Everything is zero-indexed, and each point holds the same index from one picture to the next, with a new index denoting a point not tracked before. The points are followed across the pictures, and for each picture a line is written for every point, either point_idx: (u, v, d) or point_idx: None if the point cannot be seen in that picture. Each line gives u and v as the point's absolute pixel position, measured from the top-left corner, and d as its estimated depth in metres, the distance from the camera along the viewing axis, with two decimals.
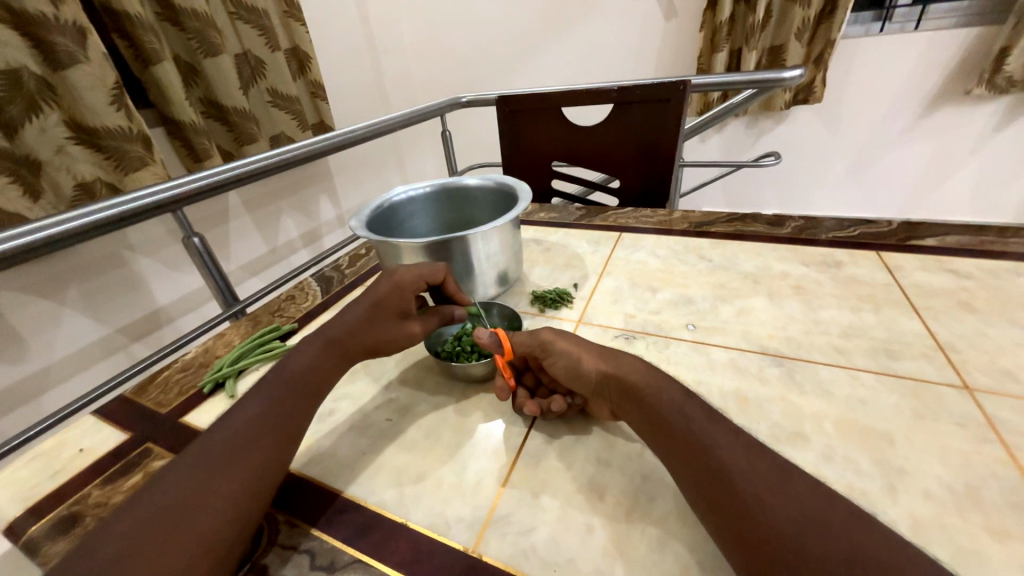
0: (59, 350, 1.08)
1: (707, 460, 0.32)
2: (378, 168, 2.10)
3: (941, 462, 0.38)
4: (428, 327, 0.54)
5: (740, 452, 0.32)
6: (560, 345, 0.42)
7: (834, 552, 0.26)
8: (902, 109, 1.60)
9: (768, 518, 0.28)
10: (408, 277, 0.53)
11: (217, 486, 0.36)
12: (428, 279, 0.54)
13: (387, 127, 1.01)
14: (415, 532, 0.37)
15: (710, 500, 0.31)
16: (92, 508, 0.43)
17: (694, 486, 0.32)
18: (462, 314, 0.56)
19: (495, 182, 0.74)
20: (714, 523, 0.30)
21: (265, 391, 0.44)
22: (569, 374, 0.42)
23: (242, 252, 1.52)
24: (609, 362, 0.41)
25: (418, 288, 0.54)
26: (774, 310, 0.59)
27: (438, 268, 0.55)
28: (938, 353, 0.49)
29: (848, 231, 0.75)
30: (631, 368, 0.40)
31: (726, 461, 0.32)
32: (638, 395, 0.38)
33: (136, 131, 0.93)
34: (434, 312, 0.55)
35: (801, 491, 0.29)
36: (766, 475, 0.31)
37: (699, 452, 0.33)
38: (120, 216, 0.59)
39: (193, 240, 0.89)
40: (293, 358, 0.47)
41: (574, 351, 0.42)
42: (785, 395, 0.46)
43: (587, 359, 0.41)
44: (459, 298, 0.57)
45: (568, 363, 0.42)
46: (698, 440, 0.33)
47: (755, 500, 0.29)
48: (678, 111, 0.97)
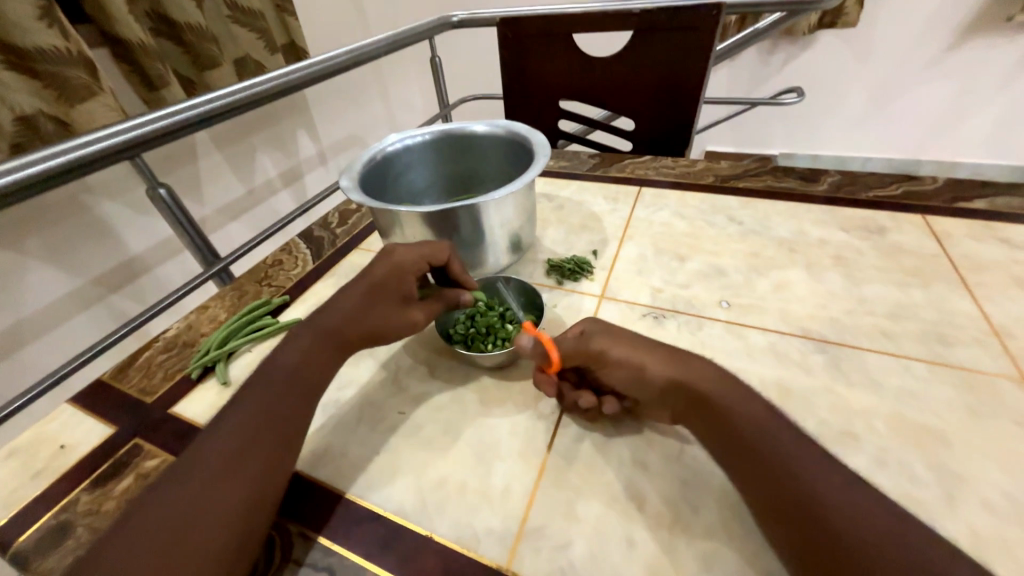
0: (31, 303, 1.00)
1: (781, 474, 0.30)
2: (358, 99, 1.89)
3: (1000, 466, 0.36)
4: (432, 314, 0.48)
5: (815, 467, 0.30)
6: (617, 353, 0.38)
7: None
8: (937, 36, 1.45)
9: (866, 557, 0.26)
10: (407, 258, 0.46)
11: (209, 509, 0.32)
12: (430, 260, 0.48)
13: (373, 54, 0.87)
14: (442, 546, 0.35)
15: (790, 526, 0.28)
16: (82, 517, 0.39)
17: (762, 500, 0.30)
18: (469, 299, 0.50)
19: (505, 129, 0.64)
20: (795, 556, 0.28)
21: (255, 391, 0.38)
22: (631, 382, 0.38)
23: (216, 196, 1.39)
24: (679, 368, 0.37)
25: (420, 271, 0.48)
26: (813, 284, 0.55)
27: (442, 246, 0.49)
28: (992, 339, 0.46)
29: (890, 189, 0.69)
30: (703, 376, 0.36)
31: (803, 476, 0.30)
32: (708, 404, 0.35)
33: (75, 52, 0.78)
34: (438, 297, 0.49)
35: (899, 528, 0.27)
36: (858, 508, 0.28)
37: (773, 467, 0.31)
38: (68, 167, 0.49)
39: (158, 191, 0.79)
40: (282, 351, 0.41)
41: (636, 358, 0.38)
42: (831, 386, 0.43)
43: (652, 365, 0.37)
44: (464, 281, 0.51)
45: (629, 373, 0.38)
46: (771, 452, 0.31)
47: (847, 534, 0.27)
48: (708, 39, 0.84)
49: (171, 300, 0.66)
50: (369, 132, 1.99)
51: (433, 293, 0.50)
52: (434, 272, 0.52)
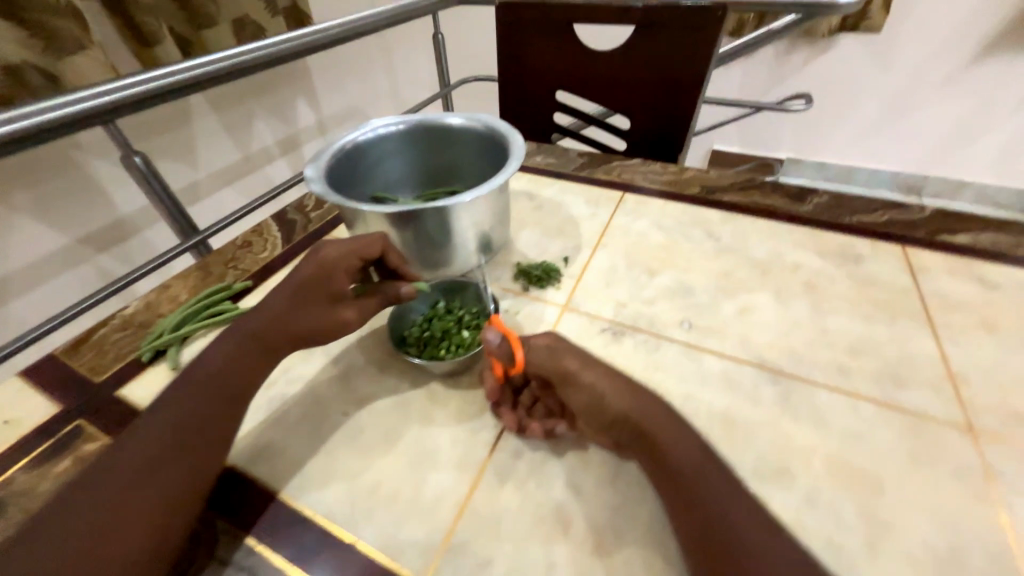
0: (15, 259, 0.99)
1: (719, 534, 0.30)
2: (359, 70, 1.83)
3: (929, 518, 0.36)
4: (363, 313, 0.47)
5: (753, 530, 0.30)
6: (586, 377, 0.37)
7: None
8: (959, 49, 1.40)
9: None
10: (335, 253, 0.45)
11: (118, 517, 0.31)
12: (362, 255, 0.47)
13: (370, 27, 0.83)
14: (364, 555, 0.35)
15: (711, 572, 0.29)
16: (16, 496, 0.39)
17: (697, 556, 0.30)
18: (410, 290, 0.48)
19: (483, 124, 0.62)
20: None
21: (176, 394, 0.37)
22: (587, 409, 0.38)
23: (209, 160, 1.37)
24: (634, 403, 0.36)
25: (351, 266, 0.46)
26: (780, 311, 0.54)
27: (374, 239, 0.47)
28: (947, 384, 0.45)
29: (875, 215, 0.67)
30: (655, 414, 0.36)
31: (741, 538, 0.29)
32: (654, 444, 0.35)
33: (63, 3, 0.76)
34: (375, 292, 0.48)
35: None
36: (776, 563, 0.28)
37: (713, 525, 0.30)
38: (33, 130, 0.46)
39: (135, 159, 0.77)
40: (208, 355, 0.40)
41: (599, 385, 0.37)
42: (776, 421, 0.43)
43: (613, 395, 0.36)
44: (405, 274, 0.51)
45: (589, 399, 0.37)
46: (712, 509, 0.31)
47: None
48: (711, 41, 0.81)
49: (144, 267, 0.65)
50: (369, 106, 1.94)
51: (371, 288, 0.48)
52: (374, 264, 0.50)
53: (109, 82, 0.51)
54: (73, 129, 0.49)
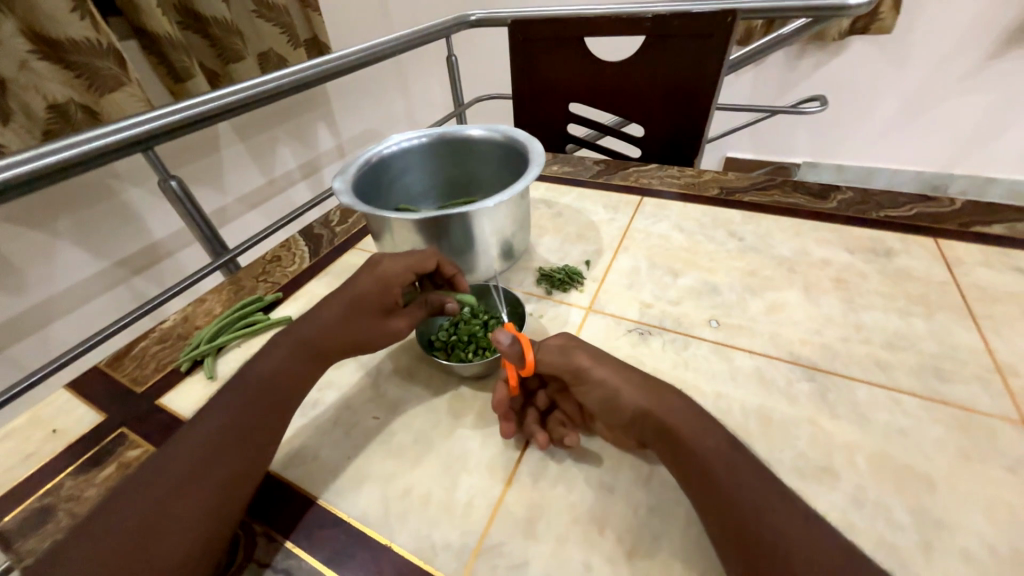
0: (59, 282, 1.04)
1: (758, 531, 0.29)
2: (377, 94, 1.90)
3: (987, 515, 0.34)
4: (413, 322, 0.48)
5: (793, 527, 0.29)
6: (598, 372, 0.37)
7: None
8: (977, 45, 1.37)
9: None
10: (393, 269, 0.46)
11: (170, 515, 0.32)
12: (416, 270, 0.48)
13: (388, 52, 0.86)
14: (400, 557, 0.35)
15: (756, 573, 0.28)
16: (64, 501, 0.41)
17: (735, 554, 0.29)
18: (454, 307, 0.50)
19: (502, 134, 0.64)
20: None
21: (225, 399, 0.39)
22: (603, 405, 0.38)
23: (235, 185, 1.42)
24: (650, 398, 0.36)
25: (406, 281, 0.48)
26: (810, 308, 0.53)
27: (429, 255, 0.49)
28: (994, 376, 0.43)
29: (903, 209, 0.66)
30: (674, 408, 0.35)
31: (780, 535, 0.28)
32: (677, 440, 0.34)
33: (105, 44, 0.81)
34: (421, 302, 0.49)
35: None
36: (826, 560, 0.27)
37: (751, 522, 0.29)
38: (81, 157, 0.49)
39: (169, 183, 0.80)
40: (257, 361, 0.41)
41: (612, 381, 0.37)
42: (814, 417, 0.41)
43: (627, 390, 0.36)
44: (456, 283, 0.52)
45: (604, 395, 0.37)
46: (748, 506, 0.30)
47: None
48: (722, 46, 0.81)
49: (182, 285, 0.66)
50: (386, 128, 2.00)
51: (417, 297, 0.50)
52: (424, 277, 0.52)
53: (145, 113, 0.55)
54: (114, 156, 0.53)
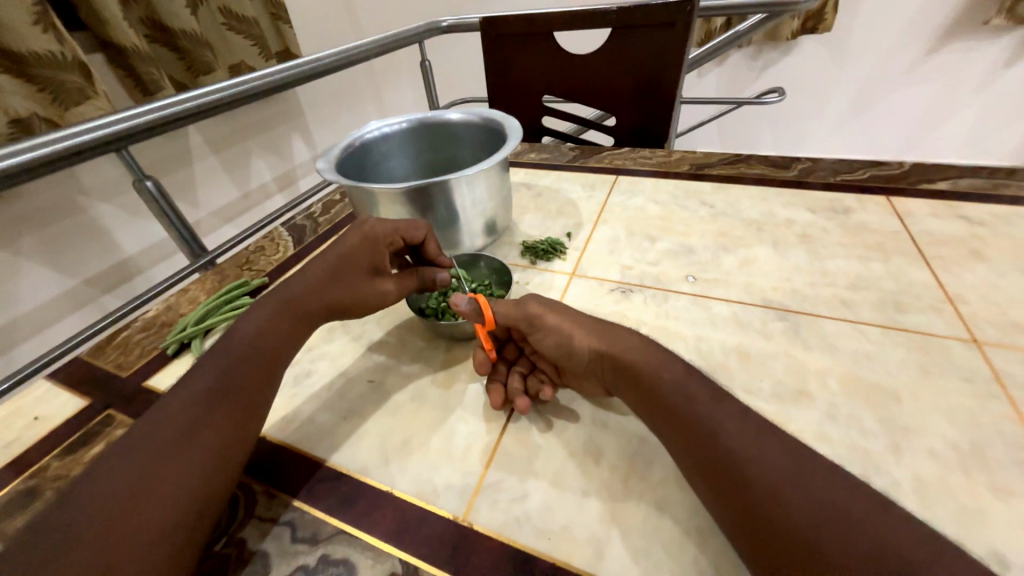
0: (25, 302, 1.00)
1: (714, 445, 0.30)
2: (351, 102, 1.91)
3: (947, 419, 0.37)
4: (402, 288, 0.49)
5: (749, 437, 0.30)
6: (550, 320, 0.40)
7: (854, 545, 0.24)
8: (915, 39, 1.47)
9: (784, 509, 0.26)
10: (380, 229, 0.49)
11: (167, 465, 0.32)
12: (404, 236, 0.50)
13: (363, 55, 0.88)
14: (402, 501, 0.36)
15: (718, 483, 0.29)
16: (52, 481, 0.40)
17: (697, 470, 0.31)
18: (445, 277, 0.51)
19: (481, 117, 0.66)
20: (723, 511, 0.29)
21: (213, 360, 0.39)
22: (560, 351, 0.40)
23: (211, 198, 1.39)
24: (603, 340, 0.38)
25: (393, 243, 0.50)
26: (779, 260, 0.56)
27: (418, 224, 0.51)
28: (947, 305, 0.47)
29: (857, 173, 0.70)
30: (628, 346, 0.37)
31: (735, 445, 0.30)
32: (635, 374, 0.36)
33: (70, 57, 0.81)
34: (412, 273, 0.50)
35: (818, 479, 0.27)
36: (779, 462, 0.28)
37: (707, 438, 0.31)
38: (64, 153, 0.49)
39: (146, 184, 0.70)
40: (243, 324, 0.42)
41: (565, 327, 0.39)
42: (788, 350, 0.44)
43: (579, 334, 0.39)
44: (440, 262, 0.54)
45: (558, 341, 0.39)
46: (704, 424, 0.31)
47: (767, 489, 0.27)
48: (683, 39, 0.86)
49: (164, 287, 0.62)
50: None
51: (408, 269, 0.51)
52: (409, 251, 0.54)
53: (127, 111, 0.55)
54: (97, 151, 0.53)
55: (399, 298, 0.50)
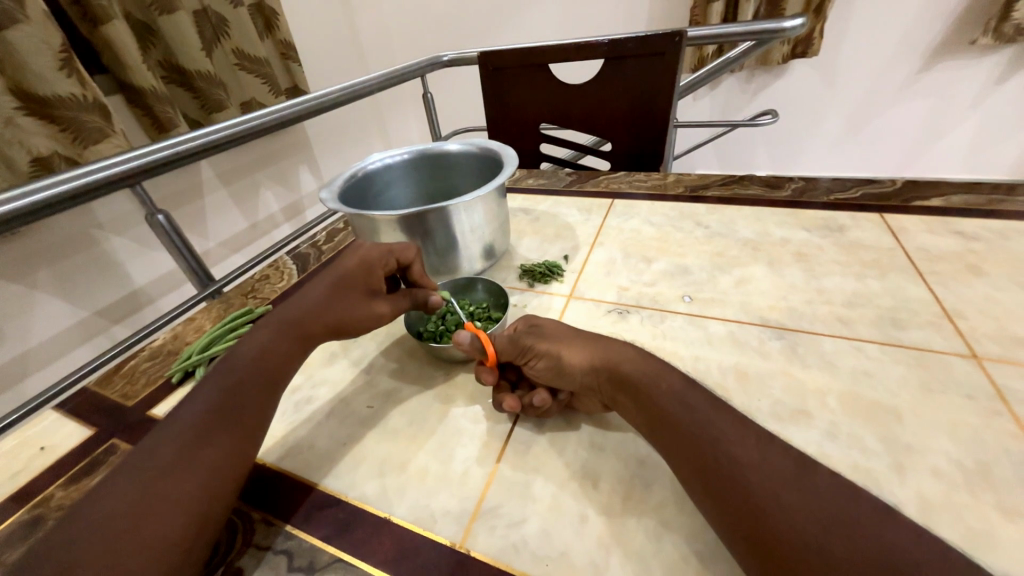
0: (36, 335, 1.01)
1: (714, 452, 0.30)
2: (357, 134, 1.97)
3: (950, 436, 0.36)
4: (398, 309, 0.50)
5: (747, 446, 0.30)
6: (540, 344, 0.41)
7: (860, 550, 0.24)
8: (904, 61, 1.51)
9: (786, 516, 0.26)
10: (375, 253, 0.50)
11: (165, 486, 0.32)
12: (398, 257, 0.51)
13: (367, 90, 0.92)
14: (400, 527, 0.35)
15: (719, 494, 0.29)
16: (54, 511, 0.41)
17: (696, 479, 0.30)
18: (438, 300, 0.51)
19: (478, 146, 0.68)
20: (723, 523, 0.28)
21: (214, 382, 0.40)
22: (553, 372, 0.40)
23: (219, 229, 1.43)
24: (596, 355, 0.39)
25: (387, 266, 0.51)
26: (775, 279, 0.56)
27: (409, 246, 0.52)
28: (945, 321, 0.47)
29: (850, 191, 0.71)
30: (626, 358, 0.38)
31: (735, 453, 0.30)
32: (632, 383, 0.36)
33: (91, 98, 0.85)
34: (405, 294, 0.51)
35: (819, 486, 0.27)
36: (779, 470, 0.29)
37: (706, 447, 0.31)
38: (84, 188, 0.52)
39: (158, 217, 0.71)
40: (244, 345, 0.43)
41: (555, 348, 0.40)
42: (786, 368, 0.44)
43: (570, 353, 0.40)
44: (426, 282, 0.54)
45: (550, 362, 0.40)
46: (704, 433, 0.32)
47: (770, 496, 0.27)
48: (674, 65, 0.88)
49: (171, 317, 0.63)
50: None
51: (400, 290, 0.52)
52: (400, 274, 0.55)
53: (142, 147, 0.58)
54: (114, 187, 0.55)
55: (393, 318, 0.51)
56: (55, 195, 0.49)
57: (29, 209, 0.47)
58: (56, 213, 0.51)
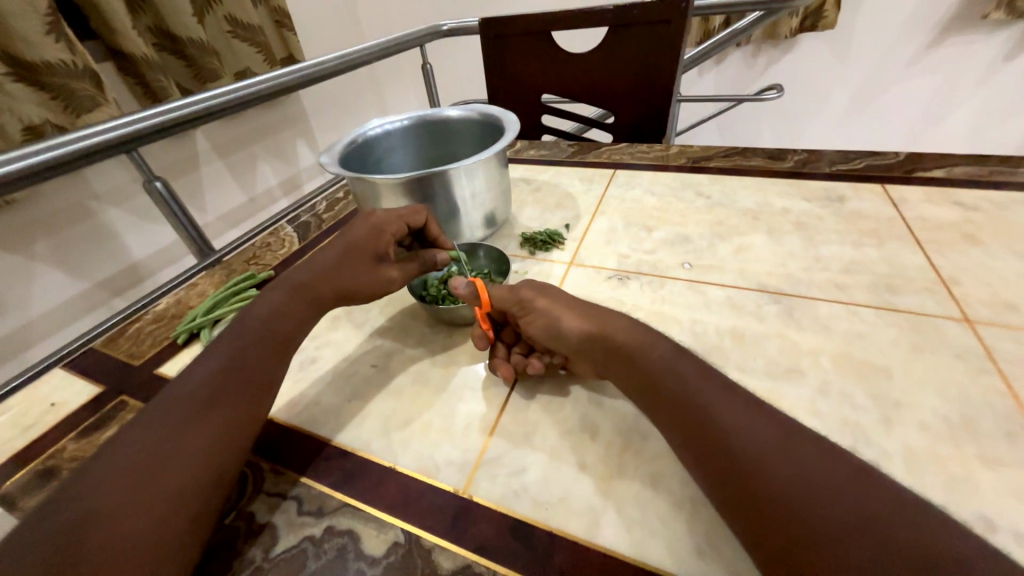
0: (37, 306, 1.02)
1: (703, 419, 0.31)
2: (355, 105, 1.93)
3: (938, 393, 0.37)
4: (407, 274, 0.51)
5: (735, 411, 0.31)
6: (540, 303, 0.42)
7: (837, 511, 0.25)
8: (914, 35, 1.48)
9: (768, 479, 0.27)
10: (386, 219, 0.50)
11: (181, 439, 0.33)
12: (408, 222, 0.51)
13: (365, 57, 0.90)
14: (405, 476, 0.37)
15: (706, 457, 0.30)
16: (68, 462, 0.42)
17: (686, 443, 0.32)
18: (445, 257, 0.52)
19: (480, 113, 0.67)
20: (709, 482, 0.30)
21: (225, 342, 0.40)
22: (548, 333, 0.41)
23: (217, 201, 1.42)
24: (593, 323, 0.40)
25: (397, 232, 0.51)
26: (773, 247, 0.57)
27: (419, 210, 0.52)
28: (939, 287, 0.48)
29: (853, 163, 0.71)
30: (619, 327, 0.39)
31: (723, 419, 0.31)
32: (626, 352, 0.37)
33: (81, 65, 0.83)
34: (414, 258, 0.52)
35: (802, 450, 0.28)
36: (764, 434, 0.30)
37: (695, 413, 0.32)
38: (84, 151, 0.52)
39: (155, 184, 0.70)
40: (255, 307, 0.44)
41: (554, 309, 0.41)
42: (781, 330, 0.45)
43: (567, 318, 0.40)
44: (441, 243, 0.55)
45: (547, 323, 0.41)
46: (694, 399, 0.33)
47: (753, 459, 0.28)
48: (680, 33, 0.86)
49: (174, 282, 0.63)
50: None
51: (411, 253, 0.53)
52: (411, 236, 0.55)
53: (141, 112, 0.57)
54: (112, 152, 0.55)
55: (404, 283, 0.52)
56: (55, 159, 0.49)
57: (30, 169, 0.47)
58: (57, 176, 0.51)
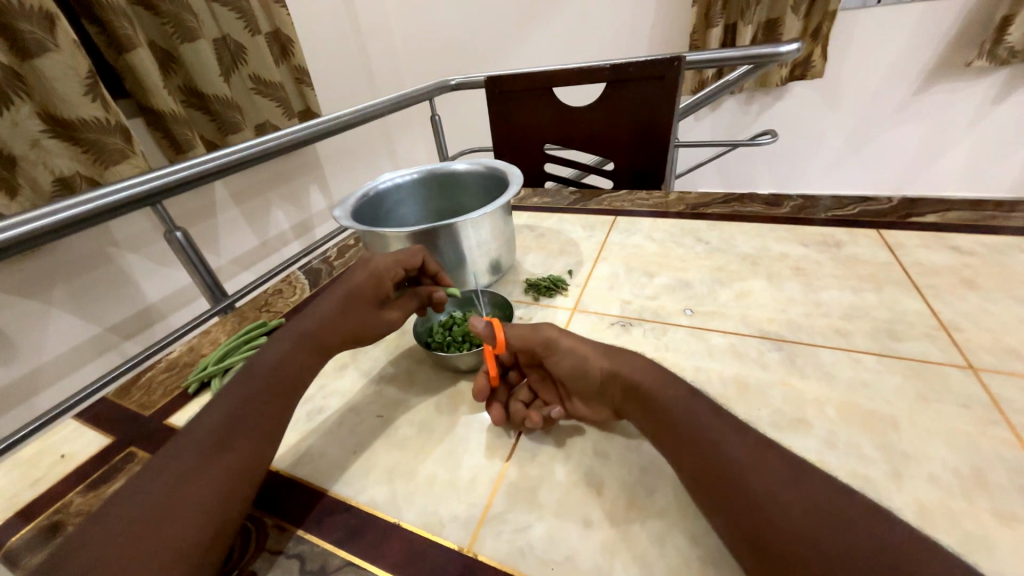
0: (48, 350, 1.03)
1: (718, 456, 0.31)
2: (366, 153, 2.03)
3: (948, 444, 0.37)
4: (406, 311, 0.55)
5: (744, 448, 0.32)
6: (565, 343, 0.42)
7: (855, 547, 0.25)
8: (900, 82, 1.54)
9: (784, 514, 0.27)
10: (385, 265, 0.52)
11: (188, 489, 0.34)
12: (405, 265, 0.53)
13: (378, 112, 0.96)
14: (408, 532, 0.36)
15: (719, 497, 0.30)
16: (73, 516, 0.42)
17: (701, 481, 0.31)
18: (440, 294, 0.55)
19: (485, 166, 0.71)
20: (725, 522, 0.29)
21: (235, 390, 0.41)
22: (574, 372, 0.41)
23: (231, 246, 1.46)
24: (614, 361, 0.40)
25: (396, 275, 0.53)
26: (773, 293, 0.58)
27: (415, 252, 0.54)
28: (941, 333, 0.48)
29: (848, 208, 0.73)
30: (635, 366, 0.39)
31: (735, 455, 0.31)
32: (642, 391, 0.38)
33: (113, 121, 0.89)
34: (411, 295, 0.55)
35: (815, 487, 0.29)
36: (776, 471, 0.30)
37: (707, 449, 0.32)
38: (107, 208, 0.55)
39: (176, 234, 0.73)
40: (264, 354, 0.45)
41: (579, 348, 0.41)
42: (785, 379, 0.45)
43: (593, 356, 0.41)
44: (441, 279, 0.57)
45: (574, 361, 0.41)
46: (705, 435, 0.33)
47: (768, 495, 0.28)
48: (673, 88, 0.92)
49: (187, 330, 0.65)
50: None
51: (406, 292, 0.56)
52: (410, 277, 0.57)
53: (162, 168, 0.61)
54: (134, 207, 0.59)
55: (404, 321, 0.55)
56: (81, 215, 0.52)
57: (57, 225, 0.50)
58: (79, 230, 0.54)
